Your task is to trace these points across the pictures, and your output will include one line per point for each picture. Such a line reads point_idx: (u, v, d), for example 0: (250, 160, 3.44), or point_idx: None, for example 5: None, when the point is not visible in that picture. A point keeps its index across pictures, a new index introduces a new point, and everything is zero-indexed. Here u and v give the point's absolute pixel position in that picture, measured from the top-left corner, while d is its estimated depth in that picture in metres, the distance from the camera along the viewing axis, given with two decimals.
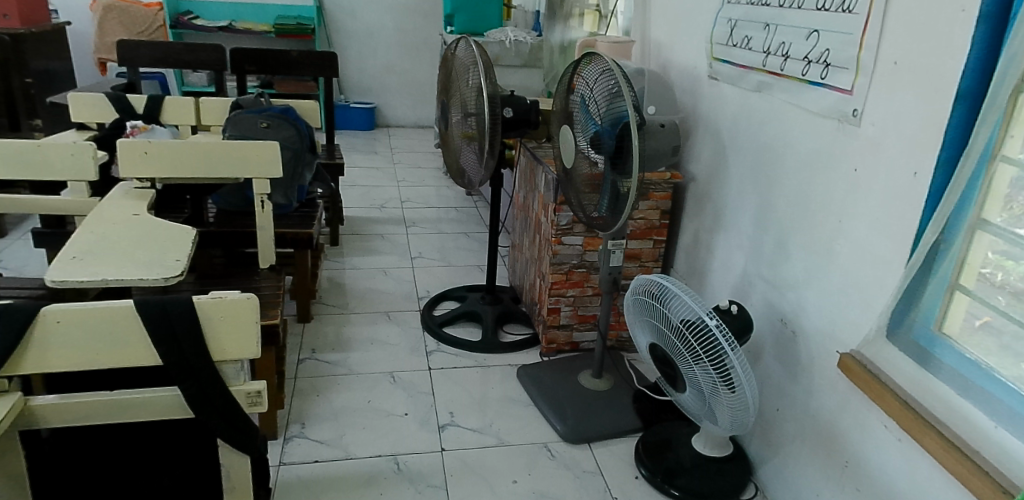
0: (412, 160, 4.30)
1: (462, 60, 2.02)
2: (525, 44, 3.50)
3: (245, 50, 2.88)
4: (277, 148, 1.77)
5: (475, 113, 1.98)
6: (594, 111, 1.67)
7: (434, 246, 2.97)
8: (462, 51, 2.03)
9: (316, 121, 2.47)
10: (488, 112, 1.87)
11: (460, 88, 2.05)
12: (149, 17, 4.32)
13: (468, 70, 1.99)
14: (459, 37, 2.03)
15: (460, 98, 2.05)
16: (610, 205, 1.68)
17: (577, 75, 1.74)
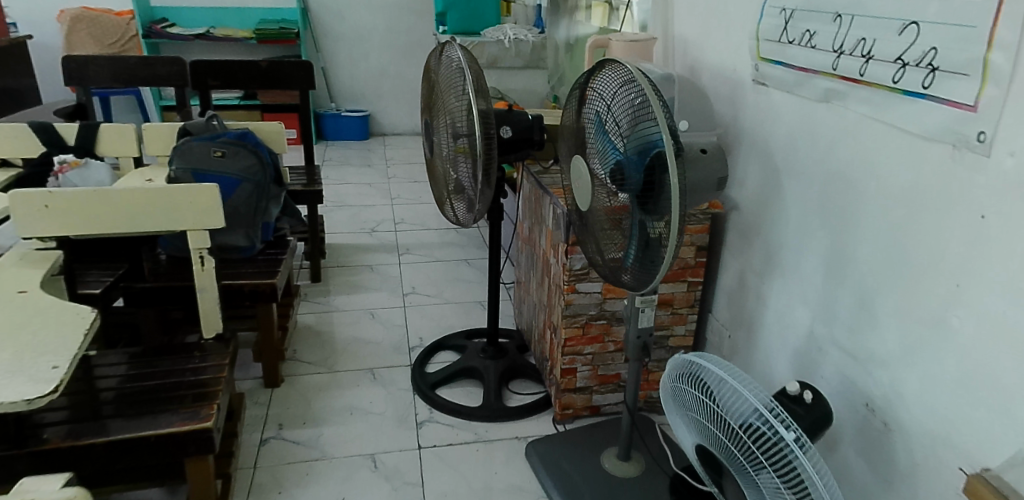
0: (408, 173, 3.95)
1: (448, 70, 1.65)
2: (526, 43, 3.12)
3: (207, 61, 2.53)
4: (219, 192, 1.41)
5: (464, 136, 1.61)
6: (615, 132, 1.29)
7: (429, 277, 2.62)
8: (447, 58, 1.65)
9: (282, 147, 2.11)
10: (480, 135, 1.50)
11: (446, 104, 1.67)
12: (121, 27, 4.00)
13: (455, 81, 1.61)
14: (443, 43, 1.66)
15: (446, 116, 1.68)
16: (640, 255, 1.31)
17: (590, 88, 1.36)
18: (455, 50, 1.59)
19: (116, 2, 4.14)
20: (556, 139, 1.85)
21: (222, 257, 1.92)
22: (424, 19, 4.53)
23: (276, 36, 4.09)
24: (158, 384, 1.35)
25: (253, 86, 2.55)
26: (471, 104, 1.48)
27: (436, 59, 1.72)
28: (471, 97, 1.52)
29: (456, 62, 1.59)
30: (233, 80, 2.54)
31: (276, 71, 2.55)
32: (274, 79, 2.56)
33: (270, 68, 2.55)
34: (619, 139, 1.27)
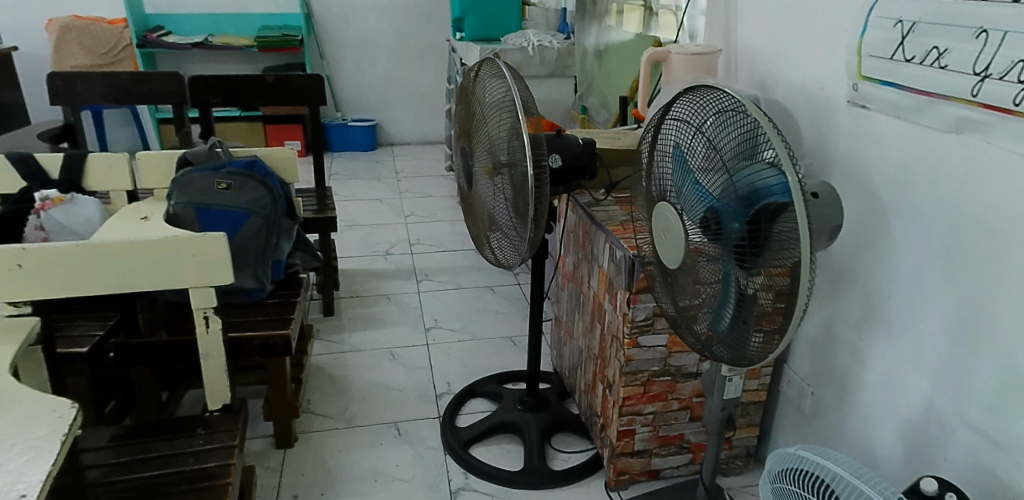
0: (420, 187, 3.73)
1: (489, 91, 1.44)
2: (551, 50, 2.92)
3: (207, 77, 2.32)
4: (226, 240, 1.20)
5: (507, 166, 1.40)
6: (709, 169, 1.07)
7: (452, 309, 2.40)
8: (489, 77, 1.44)
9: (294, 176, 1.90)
10: (532, 167, 1.28)
11: (486, 129, 1.46)
12: (113, 37, 3.79)
13: (498, 104, 1.40)
14: (483, 60, 1.45)
15: (486, 142, 1.47)
16: (734, 321, 1.08)
17: (673, 118, 1.15)
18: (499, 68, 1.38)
19: (108, 8, 3.91)
20: (609, 165, 1.63)
21: (226, 300, 1.70)
22: (434, 23, 4.31)
23: (279, 43, 3.87)
24: (151, 479, 1.13)
25: (259, 103, 2.37)
26: (523, 132, 1.27)
27: (474, 79, 1.51)
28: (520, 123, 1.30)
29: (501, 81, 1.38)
30: (236, 97, 2.36)
31: (283, 86, 2.36)
32: (282, 95, 2.37)
33: (276, 83, 2.36)
34: (716, 178, 1.05)
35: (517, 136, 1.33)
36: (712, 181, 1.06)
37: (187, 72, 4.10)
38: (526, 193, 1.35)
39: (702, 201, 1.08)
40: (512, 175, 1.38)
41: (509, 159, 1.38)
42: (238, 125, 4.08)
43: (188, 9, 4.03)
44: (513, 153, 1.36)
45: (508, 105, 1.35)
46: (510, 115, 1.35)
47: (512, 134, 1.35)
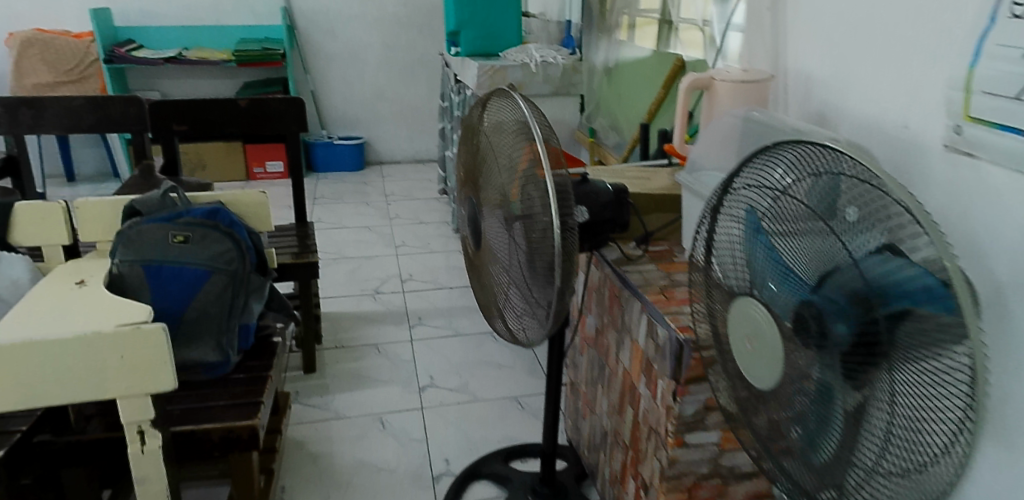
0: (411, 212, 3.46)
1: (501, 127, 1.18)
2: (556, 67, 2.65)
3: (171, 102, 2.04)
4: (168, 334, 0.93)
5: (524, 221, 1.12)
6: (789, 233, 0.81)
7: (449, 361, 2.14)
8: (501, 110, 1.19)
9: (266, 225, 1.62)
10: (558, 224, 1.01)
11: (497, 174, 1.20)
12: (80, 51, 3.50)
13: (513, 145, 1.14)
14: (497, 92, 1.20)
15: (496, 189, 1.20)
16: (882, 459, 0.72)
17: (738, 191, 0.89)
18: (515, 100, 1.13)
19: (76, 22, 3.65)
20: (640, 213, 1.36)
21: (182, 378, 1.42)
22: (425, 35, 4.07)
23: (260, 58, 3.60)
24: None
25: (231, 131, 2.10)
26: (546, 179, 1.00)
27: (482, 112, 1.26)
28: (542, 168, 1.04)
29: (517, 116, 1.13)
30: (204, 124, 2.08)
31: (259, 113, 2.10)
32: (258, 122, 2.10)
33: (251, 108, 2.09)
34: (798, 245, 0.79)
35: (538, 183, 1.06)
36: (794, 248, 0.80)
37: (161, 89, 3.82)
38: (547, 254, 1.08)
39: (779, 275, 0.81)
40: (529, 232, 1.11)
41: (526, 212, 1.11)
42: (215, 146, 3.80)
43: (162, 22, 3.76)
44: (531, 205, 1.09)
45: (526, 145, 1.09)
46: (528, 158, 1.08)
47: (531, 182, 1.08)
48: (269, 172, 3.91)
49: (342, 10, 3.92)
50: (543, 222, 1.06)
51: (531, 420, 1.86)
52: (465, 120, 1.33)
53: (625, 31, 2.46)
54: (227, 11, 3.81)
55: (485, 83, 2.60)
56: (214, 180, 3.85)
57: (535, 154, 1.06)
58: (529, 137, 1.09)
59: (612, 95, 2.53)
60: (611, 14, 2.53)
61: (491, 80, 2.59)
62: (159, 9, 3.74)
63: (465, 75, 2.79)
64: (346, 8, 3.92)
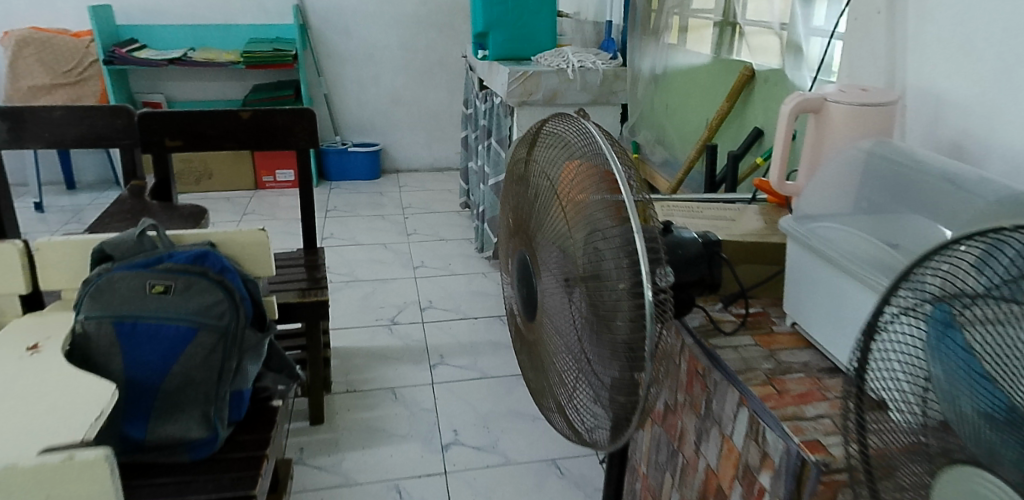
0: (431, 227, 3.20)
1: (560, 158, 0.90)
2: (595, 73, 2.39)
3: (162, 114, 1.79)
4: (113, 466, 0.67)
5: (589, 280, 0.82)
6: (999, 331, 0.46)
7: (475, 410, 1.89)
8: (559, 141, 0.92)
9: (257, 269, 1.27)
10: (653, 281, 0.69)
11: (553, 218, 0.90)
12: (79, 51, 3.27)
13: (578, 179, 0.85)
14: (557, 118, 0.93)
15: (551, 237, 0.90)
16: None
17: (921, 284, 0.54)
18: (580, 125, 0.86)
19: (74, 20, 3.42)
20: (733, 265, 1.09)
21: (162, 460, 1.17)
22: (446, 35, 3.83)
23: (270, 60, 3.36)
24: None
25: (232, 146, 1.85)
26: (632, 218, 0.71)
27: (532, 148, 0.99)
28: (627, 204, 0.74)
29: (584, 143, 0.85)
30: (200, 139, 1.82)
31: (264, 126, 1.85)
32: (262, 137, 1.85)
33: (254, 120, 1.84)
34: (1003, 344, 0.45)
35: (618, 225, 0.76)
36: (999, 353, 0.45)
37: (165, 92, 3.57)
38: (631, 323, 0.75)
39: (974, 398, 0.47)
40: (602, 292, 0.79)
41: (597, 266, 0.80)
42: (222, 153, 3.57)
43: (167, 21, 3.53)
44: (605, 254, 0.78)
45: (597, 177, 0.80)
46: (603, 192, 0.79)
47: (607, 224, 0.78)
48: (278, 180, 3.67)
49: (357, 8, 3.68)
50: (626, 277, 0.75)
51: (573, 490, 1.60)
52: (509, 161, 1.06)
53: (676, 35, 2.17)
54: (235, 9, 3.58)
55: (516, 92, 2.35)
56: (220, 189, 3.61)
57: (614, 186, 0.77)
58: (604, 165, 0.80)
59: (663, 107, 2.25)
60: (659, 15, 2.25)
61: (522, 88, 2.35)
62: (163, 6, 3.51)
63: (493, 81, 2.52)
64: (362, 6, 3.68)
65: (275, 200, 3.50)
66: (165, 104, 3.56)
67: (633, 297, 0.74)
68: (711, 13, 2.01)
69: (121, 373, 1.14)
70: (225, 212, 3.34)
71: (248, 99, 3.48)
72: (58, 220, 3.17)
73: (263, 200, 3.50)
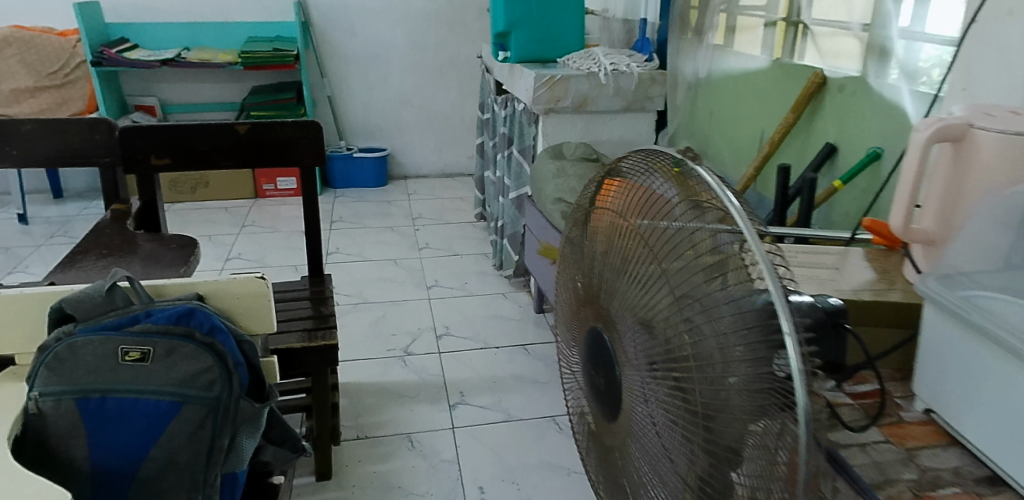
0: (443, 241, 2.99)
1: (642, 200, 0.71)
2: (629, 77, 2.18)
3: (149, 128, 1.58)
4: None
5: (682, 359, 0.60)
6: None
7: (500, 459, 1.67)
8: (639, 180, 0.74)
9: (256, 327, 1.06)
10: (798, 352, 0.47)
11: (630, 271, 0.70)
12: (65, 51, 3.06)
13: (667, 222, 0.65)
14: (635, 155, 0.75)
15: (628, 295, 0.69)
16: None
17: None
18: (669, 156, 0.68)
19: (61, 17, 3.21)
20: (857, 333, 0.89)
21: None
22: (457, 33, 3.61)
23: (271, 61, 3.17)
24: None
25: (227, 164, 1.64)
26: (763, 261, 0.50)
27: (600, 198, 0.81)
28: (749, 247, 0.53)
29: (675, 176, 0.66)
30: (190, 156, 1.61)
31: (264, 142, 1.64)
32: (262, 154, 1.64)
33: (253, 135, 1.63)
34: None
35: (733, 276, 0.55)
36: None
37: (158, 94, 3.40)
38: (755, 415, 0.52)
39: None
40: (704, 369, 0.57)
41: (697, 334, 0.58)
42: None
43: (161, 19, 3.32)
44: (710, 317, 0.56)
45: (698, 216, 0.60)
46: (705, 233, 0.59)
47: (714, 276, 0.57)
48: (279, 188, 3.46)
49: (363, 4, 3.47)
50: (746, 350, 0.53)
51: None
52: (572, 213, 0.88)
53: (723, 36, 1.97)
54: (233, 6, 3.37)
55: (543, 98, 2.14)
56: (217, 198, 3.41)
57: (725, 225, 0.57)
58: (706, 200, 0.60)
59: (710, 117, 2.04)
60: (702, 14, 2.04)
61: (549, 94, 2.14)
62: (157, 4, 3.31)
63: (515, 86, 2.30)
64: (368, 2, 3.47)
65: (275, 210, 3.29)
66: (158, 108, 3.39)
67: (760, 378, 0.51)
68: (765, 13, 1.80)
69: (85, 465, 0.93)
70: (223, 223, 3.13)
71: (247, 102, 3.29)
72: (44, 232, 2.96)
73: (263, 210, 3.29)
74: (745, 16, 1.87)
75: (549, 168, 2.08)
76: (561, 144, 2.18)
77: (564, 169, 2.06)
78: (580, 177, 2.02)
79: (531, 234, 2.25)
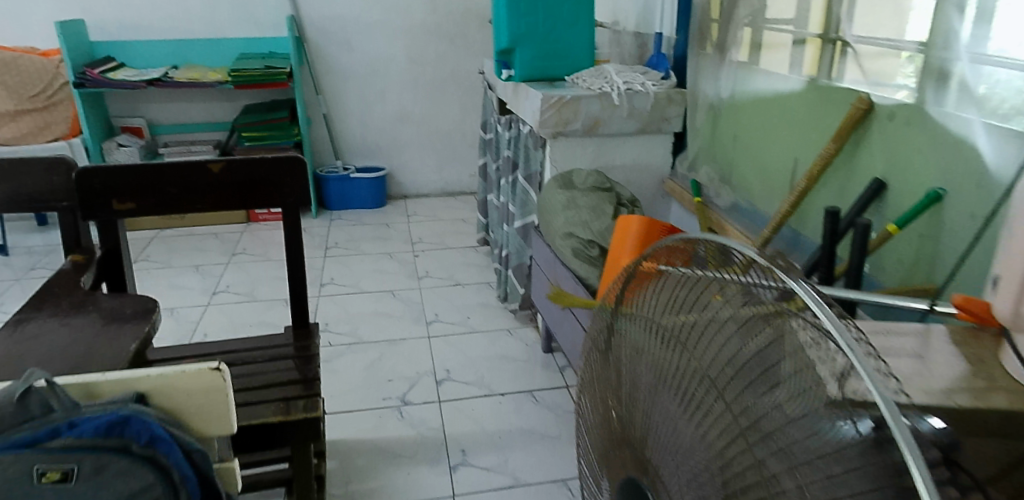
0: (443, 269, 2.83)
1: (673, 299, 0.59)
2: (644, 97, 2.00)
3: (110, 169, 1.39)
4: None
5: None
6: None
7: None
8: (666, 280, 0.62)
9: (213, 428, 0.88)
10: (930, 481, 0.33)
11: (666, 378, 0.57)
12: (47, 72, 2.89)
13: (707, 322, 0.53)
14: (659, 249, 0.65)
15: (664, 411, 0.56)
16: None
17: None
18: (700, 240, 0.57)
19: (44, 37, 3.07)
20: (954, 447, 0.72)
21: None
22: (457, 46, 3.46)
23: (263, 80, 2.99)
24: None
25: (197, 207, 1.46)
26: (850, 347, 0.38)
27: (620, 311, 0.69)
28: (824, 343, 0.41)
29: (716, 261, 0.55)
30: (156, 199, 1.43)
31: (239, 182, 1.46)
32: (237, 195, 1.46)
33: (227, 174, 1.45)
34: None
35: (804, 383, 0.42)
36: None
37: (146, 114, 3.23)
38: None
39: None
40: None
41: (762, 464, 0.44)
42: None
43: (147, 35, 3.14)
44: (777, 439, 0.43)
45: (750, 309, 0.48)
46: (758, 327, 0.47)
47: (784, 389, 0.44)
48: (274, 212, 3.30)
49: (359, 17, 3.32)
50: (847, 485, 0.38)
51: None
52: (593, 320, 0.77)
53: (748, 53, 1.79)
54: (221, 21, 3.19)
55: (550, 121, 1.96)
56: (208, 223, 3.25)
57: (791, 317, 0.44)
58: (763, 288, 0.48)
59: (735, 140, 1.85)
60: (725, 27, 1.87)
61: (556, 116, 1.95)
62: (142, 19, 3.12)
63: (520, 107, 2.12)
64: (365, 15, 3.31)
65: (269, 235, 3.14)
66: (146, 128, 3.21)
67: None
68: (794, 27, 1.62)
69: None
70: (214, 251, 2.98)
71: (237, 122, 3.11)
72: (24, 264, 2.80)
73: (256, 235, 3.14)
74: (773, 31, 1.68)
75: (557, 199, 1.88)
76: (569, 171, 1.99)
77: (575, 199, 1.86)
78: (594, 208, 1.82)
79: (538, 270, 2.06)
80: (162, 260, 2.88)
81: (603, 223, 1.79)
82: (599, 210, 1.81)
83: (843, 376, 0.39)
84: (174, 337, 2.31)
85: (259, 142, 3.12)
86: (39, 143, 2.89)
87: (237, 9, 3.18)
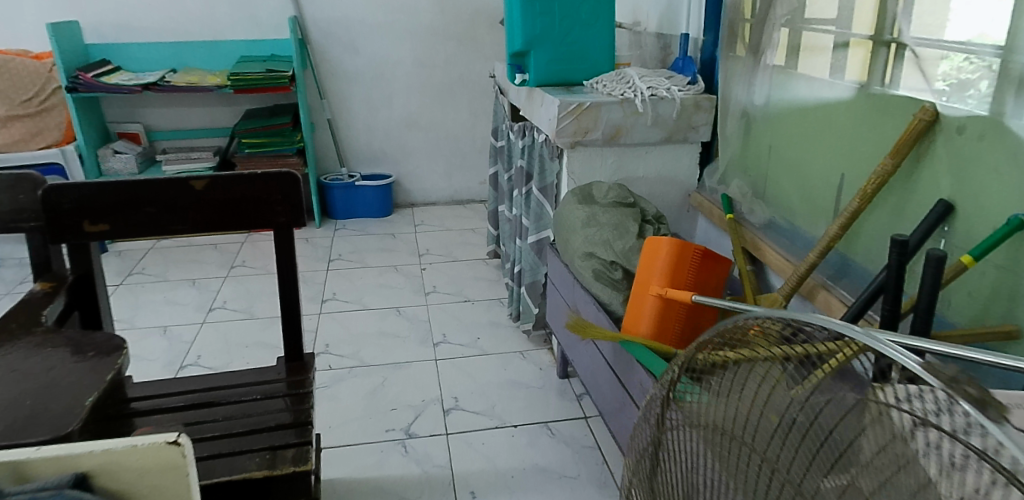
0: (452, 284, 2.69)
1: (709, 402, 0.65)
2: (671, 104, 1.84)
3: (83, 187, 1.24)
4: None
5: None
6: None
7: None
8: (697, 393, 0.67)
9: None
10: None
11: (730, 466, 0.60)
12: (39, 76, 2.77)
13: (752, 412, 0.58)
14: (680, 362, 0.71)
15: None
16: None
17: None
18: (722, 329, 0.64)
19: (37, 40, 2.95)
20: None
21: None
22: (467, 48, 3.32)
23: (264, 83, 2.86)
24: None
25: (180, 228, 1.30)
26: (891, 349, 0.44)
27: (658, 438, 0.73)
28: (928, 420, 0.43)
29: (780, 349, 0.58)
30: (133, 220, 1.28)
31: (227, 200, 1.30)
32: (224, 215, 1.31)
33: (212, 192, 1.30)
34: None
35: (888, 437, 0.46)
36: None
37: (143, 120, 3.09)
38: None
39: None
40: None
41: None
42: None
43: (144, 38, 3.02)
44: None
45: (839, 398, 0.51)
46: (801, 402, 0.54)
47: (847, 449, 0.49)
48: None
49: (365, 18, 3.18)
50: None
51: None
52: (629, 436, 0.80)
53: (786, 56, 1.62)
54: (221, 22, 3.05)
55: (568, 130, 1.80)
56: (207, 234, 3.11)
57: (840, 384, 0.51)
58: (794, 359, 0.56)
59: (771, 152, 1.70)
60: (758, 27, 1.70)
61: (575, 125, 1.80)
62: (139, 20, 2.99)
63: (535, 114, 1.97)
64: (371, 16, 3.18)
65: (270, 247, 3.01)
66: (144, 135, 3.08)
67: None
68: (837, 27, 1.45)
69: None
70: (212, 264, 2.84)
71: (237, 129, 2.94)
72: (14, 278, 2.67)
73: (257, 247, 3.00)
74: (812, 31, 1.52)
75: (576, 215, 1.73)
76: (590, 184, 1.84)
77: (595, 215, 1.70)
78: (616, 226, 1.67)
79: (554, 291, 1.90)
80: (158, 274, 2.75)
81: (626, 242, 1.63)
82: (621, 227, 1.66)
83: (929, 432, 0.43)
84: (165, 359, 2.17)
85: (260, 149, 2.97)
86: (30, 149, 2.73)
87: (238, 10, 3.05)
